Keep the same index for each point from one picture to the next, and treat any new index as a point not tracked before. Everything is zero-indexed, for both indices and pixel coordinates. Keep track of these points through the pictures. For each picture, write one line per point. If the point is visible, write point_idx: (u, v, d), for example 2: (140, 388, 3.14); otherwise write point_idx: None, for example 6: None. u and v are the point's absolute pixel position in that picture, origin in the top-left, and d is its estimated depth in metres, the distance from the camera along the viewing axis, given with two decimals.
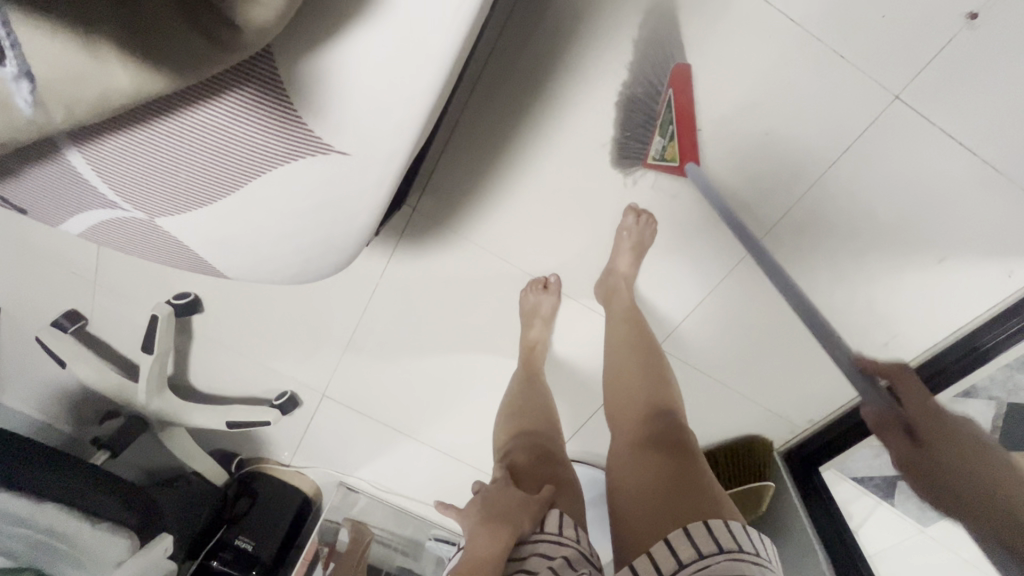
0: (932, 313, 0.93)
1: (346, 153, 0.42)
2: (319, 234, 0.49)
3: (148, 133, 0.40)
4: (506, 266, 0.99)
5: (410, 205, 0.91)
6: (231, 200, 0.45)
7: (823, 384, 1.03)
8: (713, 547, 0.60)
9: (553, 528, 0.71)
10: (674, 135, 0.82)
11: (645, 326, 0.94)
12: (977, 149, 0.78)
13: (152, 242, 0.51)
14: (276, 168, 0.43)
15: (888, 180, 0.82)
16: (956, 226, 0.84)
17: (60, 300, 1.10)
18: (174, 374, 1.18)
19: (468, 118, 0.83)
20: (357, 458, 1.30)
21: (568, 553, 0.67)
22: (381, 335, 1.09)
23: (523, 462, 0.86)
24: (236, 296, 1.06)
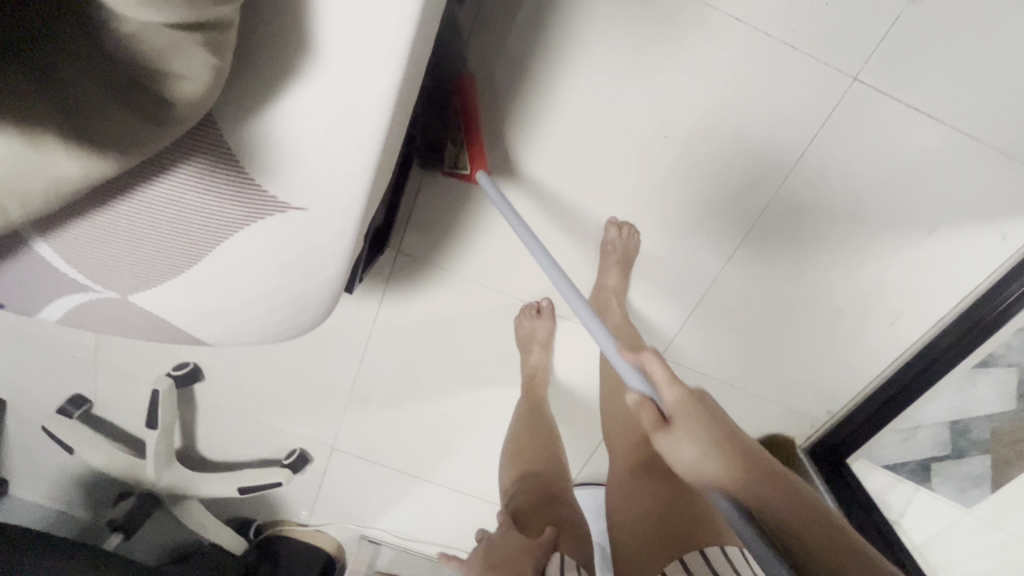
0: (934, 286, 0.90)
1: (304, 208, 0.43)
2: (291, 290, 0.50)
3: (110, 215, 0.40)
4: (497, 296, 0.98)
5: (394, 247, 0.93)
6: (200, 267, 0.46)
7: (836, 374, 1.00)
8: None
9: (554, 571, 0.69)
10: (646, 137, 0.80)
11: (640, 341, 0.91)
12: (946, 118, 0.78)
13: (128, 318, 0.51)
14: (239, 231, 0.43)
15: (862, 161, 0.82)
16: (943, 196, 0.83)
17: (63, 386, 1.11)
18: (183, 445, 1.18)
19: (438, 156, 0.85)
20: (377, 508, 1.27)
21: None
22: (382, 381, 1.08)
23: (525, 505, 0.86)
24: (235, 358, 1.06)
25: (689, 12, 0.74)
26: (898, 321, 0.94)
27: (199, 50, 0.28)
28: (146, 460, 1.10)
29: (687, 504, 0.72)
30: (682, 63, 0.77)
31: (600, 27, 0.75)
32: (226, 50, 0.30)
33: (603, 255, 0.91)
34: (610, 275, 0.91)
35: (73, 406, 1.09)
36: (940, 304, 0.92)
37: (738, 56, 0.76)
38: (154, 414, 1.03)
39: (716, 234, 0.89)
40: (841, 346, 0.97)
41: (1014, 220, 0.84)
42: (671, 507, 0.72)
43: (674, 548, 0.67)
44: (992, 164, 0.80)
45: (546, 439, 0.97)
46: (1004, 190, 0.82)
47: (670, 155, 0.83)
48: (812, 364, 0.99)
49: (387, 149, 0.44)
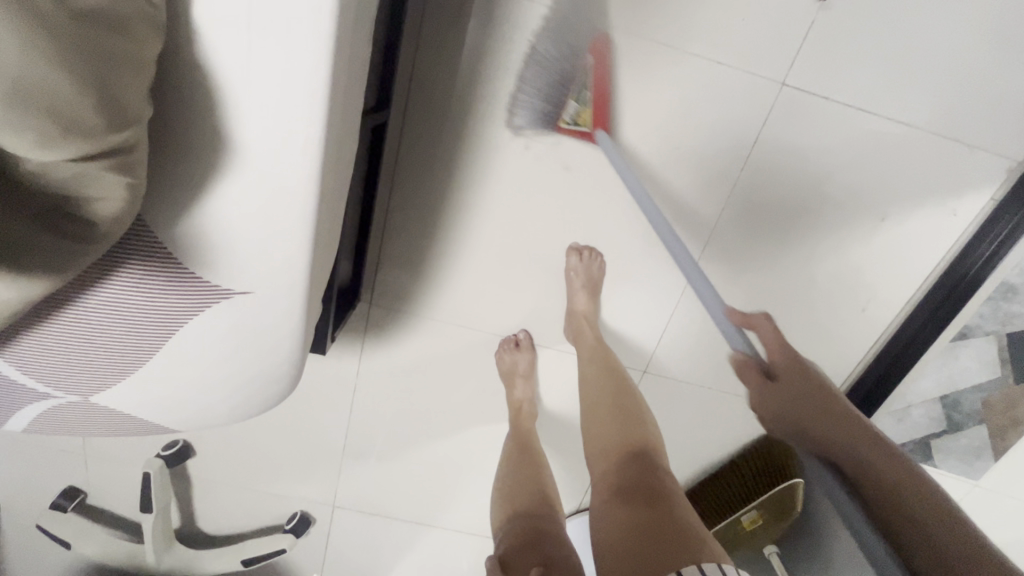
0: (897, 268, 0.91)
1: (248, 293, 0.44)
2: (250, 369, 0.50)
3: (58, 324, 0.41)
4: (474, 334, 0.99)
5: (366, 300, 0.94)
6: (157, 360, 0.47)
7: (819, 366, 1.00)
8: None
9: None
10: (586, 102, 0.82)
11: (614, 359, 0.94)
12: (877, 109, 0.80)
13: (93, 419, 0.51)
14: (188, 321, 0.44)
15: (805, 159, 0.84)
16: (889, 182, 0.85)
17: (54, 481, 1.10)
18: (183, 524, 1.16)
19: (396, 208, 0.88)
20: (386, 562, 1.24)
21: None
22: (374, 432, 1.08)
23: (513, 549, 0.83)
24: (225, 428, 1.06)
25: (612, 43, 0.77)
26: (870, 307, 0.95)
27: (109, 171, 0.30)
28: (146, 545, 1.08)
29: (667, 523, 0.69)
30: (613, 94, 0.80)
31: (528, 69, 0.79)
32: (138, 166, 0.32)
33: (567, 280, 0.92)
34: (578, 298, 0.92)
35: (67, 499, 1.09)
36: (906, 284, 0.93)
37: (665, 77, 0.79)
38: (148, 498, 1.02)
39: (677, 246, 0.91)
40: (819, 338, 0.97)
41: (963, 195, 0.85)
42: (650, 529, 0.69)
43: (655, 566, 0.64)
44: (931, 145, 0.82)
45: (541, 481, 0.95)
46: (949, 167, 0.84)
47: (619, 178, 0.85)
48: None
49: (323, 227, 0.45)
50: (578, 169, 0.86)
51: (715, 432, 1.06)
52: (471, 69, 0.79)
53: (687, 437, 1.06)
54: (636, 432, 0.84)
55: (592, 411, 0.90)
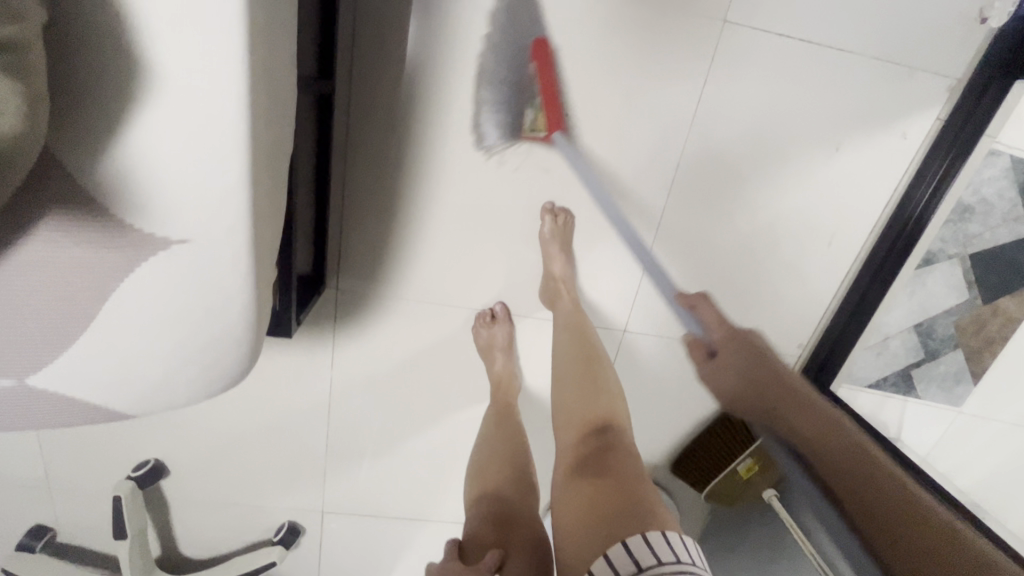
0: (857, 198, 0.93)
1: (188, 241, 0.41)
2: (201, 335, 0.47)
3: None
4: (449, 311, 0.97)
5: (332, 286, 0.91)
6: (97, 329, 0.43)
7: (795, 306, 1.01)
8: (650, 560, 0.59)
9: None
10: (539, 107, 0.83)
11: (589, 330, 0.92)
12: (819, 39, 0.82)
13: (31, 412, 0.47)
14: (122, 280, 0.41)
15: (756, 96, 0.85)
16: (839, 112, 0.86)
17: (18, 519, 1.03)
18: (164, 550, 1.10)
19: (354, 186, 0.85)
20: (385, 566, 1.20)
21: None
22: (356, 429, 1.04)
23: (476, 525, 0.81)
24: (199, 442, 1.01)
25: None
26: (836, 240, 0.96)
27: (3, 78, 0.27)
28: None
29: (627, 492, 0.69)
30: (560, 48, 0.80)
31: (471, 28, 0.78)
32: (35, 78, 0.30)
33: (544, 246, 0.91)
34: (554, 265, 0.91)
35: (34, 537, 1.02)
36: (867, 213, 0.95)
37: (610, 26, 0.79)
38: (121, 523, 0.96)
39: (644, 197, 0.90)
40: (791, 277, 0.98)
41: (910, 118, 0.87)
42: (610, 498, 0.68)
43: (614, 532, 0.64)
44: (873, 72, 0.84)
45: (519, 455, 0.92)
46: (891, 93, 0.86)
47: (577, 134, 0.84)
48: (769, 302, 1.00)
49: (264, 170, 0.43)
50: (535, 130, 0.85)
51: (701, 386, 1.06)
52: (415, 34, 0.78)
53: (674, 395, 1.05)
54: (600, 404, 0.83)
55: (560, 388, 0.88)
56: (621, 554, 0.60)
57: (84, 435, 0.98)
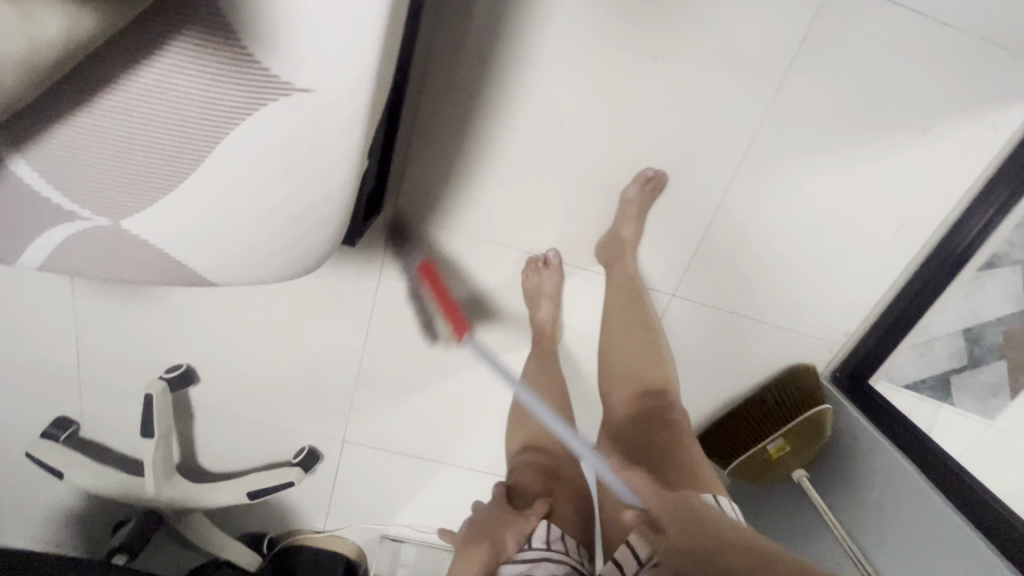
0: (933, 187, 0.91)
1: (310, 91, 0.39)
2: (299, 203, 0.46)
3: (99, 116, 0.38)
4: (500, 251, 0.95)
5: (389, 209, 0.89)
6: (201, 176, 0.42)
7: (849, 292, 0.99)
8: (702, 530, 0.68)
9: (541, 543, 0.71)
10: None
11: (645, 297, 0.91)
12: (925, 10, 0.79)
13: (121, 255, 0.47)
14: (237, 124, 0.40)
15: (849, 64, 0.82)
16: (932, 91, 0.84)
17: (43, 407, 1.03)
18: (183, 458, 1.10)
19: (427, 107, 0.83)
20: (396, 503, 1.20)
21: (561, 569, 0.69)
22: (389, 361, 1.03)
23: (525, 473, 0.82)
24: (232, 355, 1.01)
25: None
26: (903, 228, 0.94)
27: None
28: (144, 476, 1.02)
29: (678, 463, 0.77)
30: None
31: None
32: None
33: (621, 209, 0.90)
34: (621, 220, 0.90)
35: (58, 427, 1.02)
36: (939, 204, 0.92)
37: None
38: (149, 422, 0.96)
39: (717, 157, 0.88)
40: (850, 260, 0.96)
41: (1002, 108, 0.85)
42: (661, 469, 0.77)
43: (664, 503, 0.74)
44: (976, 53, 0.81)
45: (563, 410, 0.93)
46: (990, 80, 0.83)
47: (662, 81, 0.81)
48: (824, 284, 0.98)
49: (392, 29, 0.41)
50: (621, 72, 0.82)
51: (740, 362, 1.04)
52: None
53: (711, 368, 1.04)
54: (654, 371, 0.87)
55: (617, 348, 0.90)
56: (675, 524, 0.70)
57: (120, 330, 0.97)
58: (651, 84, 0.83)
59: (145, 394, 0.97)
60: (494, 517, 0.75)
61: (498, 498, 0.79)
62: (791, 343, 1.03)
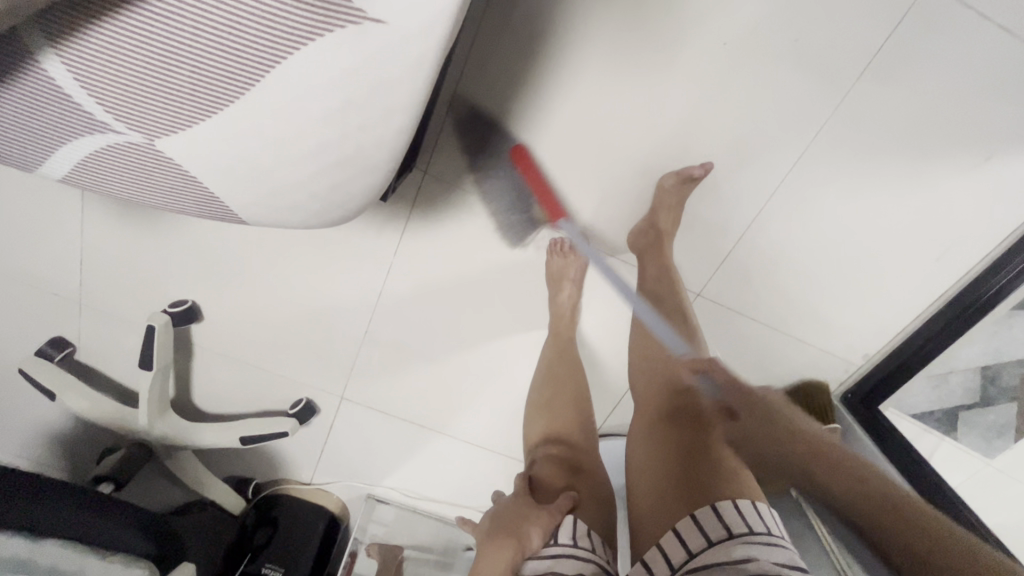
0: (983, 218, 0.88)
1: (380, 23, 0.35)
2: (347, 146, 0.42)
3: (140, 18, 0.34)
4: (528, 226, 0.92)
5: (421, 167, 0.85)
6: (246, 104, 0.38)
7: (876, 314, 0.97)
8: (743, 527, 0.60)
9: (566, 539, 0.69)
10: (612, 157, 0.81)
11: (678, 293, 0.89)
12: (1014, 30, 0.75)
13: (151, 179, 0.44)
14: (292, 51, 0.36)
15: (924, 77, 0.78)
16: (1002, 118, 0.80)
17: (39, 324, 1.00)
18: (177, 394, 1.08)
19: (476, 64, 0.78)
20: (386, 465, 1.20)
21: (585, 568, 0.65)
22: (398, 324, 1.01)
23: (547, 473, 0.82)
24: (240, 296, 0.98)
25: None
26: (943, 256, 0.91)
27: None
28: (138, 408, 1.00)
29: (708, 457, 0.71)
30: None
31: None
32: None
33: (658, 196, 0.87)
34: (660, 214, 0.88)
35: (53, 347, 0.99)
36: (986, 236, 0.89)
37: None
38: (148, 354, 0.94)
39: (769, 158, 0.84)
40: (884, 282, 0.94)
41: None
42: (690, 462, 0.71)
43: (694, 499, 0.66)
44: None
45: (578, 401, 0.92)
46: None
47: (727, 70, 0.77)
48: (853, 302, 0.96)
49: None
50: (686, 53, 0.77)
51: (753, 371, 1.02)
52: None
53: (723, 372, 1.02)
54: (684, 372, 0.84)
55: (646, 345, 0.88)
56: (711, 518, 0.62)
57: (126, 257, 0.94)
58: (714, 71, 0.78)
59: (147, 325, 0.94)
60: (518, 512, 0.75)
61: (521, 493, 0.79)
62: (808, 358, 1.01)
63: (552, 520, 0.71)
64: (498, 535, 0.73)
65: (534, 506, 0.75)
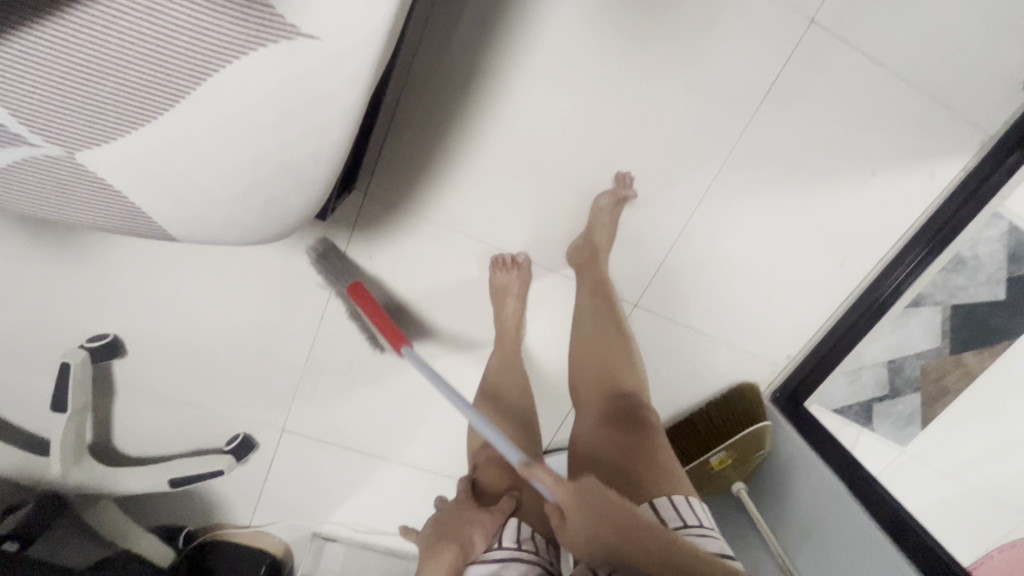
0: (875, 226, 0.98)
1: (313, 39, 0.36)
2: (282, 161, 0.43)
3: (58, 29, 0.34)
4: (471, 245, 0.93)
5: (361, 189, 0.85)
6: (175, 117, 0.38)
7: (794, 317, 1.06)
8: (678, 520, 0.67)
9: (511, 541, 0.69)
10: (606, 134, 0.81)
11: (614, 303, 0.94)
12: (886, 62, 0.86)
13: (71, 193, 0.43)
14: (224, 64, 0.36)
15: (816, 103, 0.88)
16: (882, 139, 0.91)
17: None
18: (95, 439, 0.99)
19: (413, 89, 0.80)
20: (332, 499, 1.14)
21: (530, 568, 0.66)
22: (342, 346, 0.98)
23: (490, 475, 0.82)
24: (169, 328, 0.93)
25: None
26: (846, 262, 1.01)
27: None
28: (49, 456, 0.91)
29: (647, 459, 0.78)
30: (665, 1, 0.79)
31: None
32: None
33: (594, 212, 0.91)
34: (596, 229, 0.92)
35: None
36: (879, 243, 1.00)
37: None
38: (62, 396, 0.86)
39: (690, 175, 0.91)
40: (798, 287, 1.02)
41: (939, 161, 0.94)
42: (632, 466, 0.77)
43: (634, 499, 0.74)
44: (922, 109, 0.90)
45: (518, 414, 0.93)
46: (932, 134, 0.92)
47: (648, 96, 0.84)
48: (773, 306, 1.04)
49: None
50: (611, 80, 0.83)
51: (693, 375, 1.07)
52: None
53: (665, 378, 1.07)
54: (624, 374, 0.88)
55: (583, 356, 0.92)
56: (650, 513, 0.69)
57: (35, 287, 0.87)
58: (636, 97, 0.85)
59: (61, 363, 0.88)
60: (458, 515, 0.73)
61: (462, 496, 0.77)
62: (738, 361, 1.08)
63: (496, 521, 0.72)
64: (439, 539, 0.70)
65: (475, 507, 0.74)
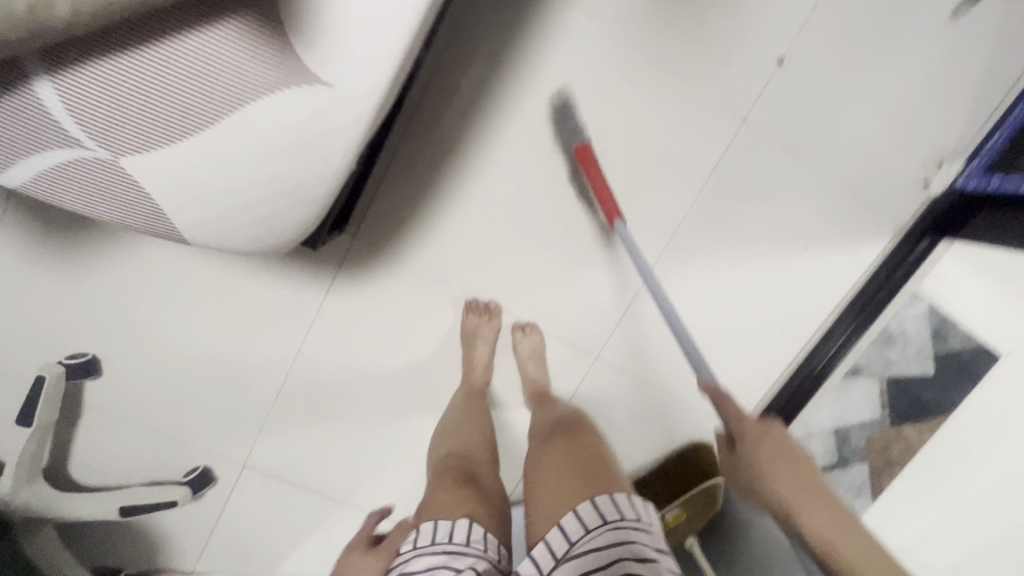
0: (811, 296, 1.10)
1: (328, 85, 0.47)
2: (289, 179, 0.51)
3: (132, 60, 0.44)
4: (447, 290, 1.01)
5: (350, 231, 0.95)
6: (209, 135, 0.47)
7: (743, 377, 1.13)
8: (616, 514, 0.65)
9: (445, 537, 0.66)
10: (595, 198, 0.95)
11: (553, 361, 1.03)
12: (809, 157, 1.02)
13: (105, 191, 0.50)
14: (256, 98, 0.47)
15: (752, 186, 1.02)
16: (810, 220, 1.05)
17: None
18: (50, 463, 0.98)
19: (405, 149, 0.92)
20: (284, 544, 1.11)
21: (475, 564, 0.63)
22: (312, 380, 1.02)
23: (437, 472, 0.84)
24: (149, 350, 0.96)
25: (634, 46, 0.92)
26: (787, 327, 1.11)
27: None
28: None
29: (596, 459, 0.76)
30: (623, 94, 0.95)
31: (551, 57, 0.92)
32: None
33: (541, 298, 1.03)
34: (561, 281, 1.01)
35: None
36: (816, 312, 1.11)
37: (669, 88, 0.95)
38: (31, 409, 0.88)
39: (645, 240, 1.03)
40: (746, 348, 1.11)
41: (862, 242, 1.08)
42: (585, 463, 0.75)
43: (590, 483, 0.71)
44: (842, 197, 1.05)
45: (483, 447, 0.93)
46: (852, 219, 1.06)
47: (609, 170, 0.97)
48: (725, 366, 1.12)
49: (415, 47, 0.50)
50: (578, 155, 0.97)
51: (648, 431, 1.12)
52: (514, 35, 0.89)
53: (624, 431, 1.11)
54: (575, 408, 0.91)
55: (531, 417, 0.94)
56: (589, 509, 0.67)
57: (29, 297, 0.91)
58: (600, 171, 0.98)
59: (36, 377, 0.90)
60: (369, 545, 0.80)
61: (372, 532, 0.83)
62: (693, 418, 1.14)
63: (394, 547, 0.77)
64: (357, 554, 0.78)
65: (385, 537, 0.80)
